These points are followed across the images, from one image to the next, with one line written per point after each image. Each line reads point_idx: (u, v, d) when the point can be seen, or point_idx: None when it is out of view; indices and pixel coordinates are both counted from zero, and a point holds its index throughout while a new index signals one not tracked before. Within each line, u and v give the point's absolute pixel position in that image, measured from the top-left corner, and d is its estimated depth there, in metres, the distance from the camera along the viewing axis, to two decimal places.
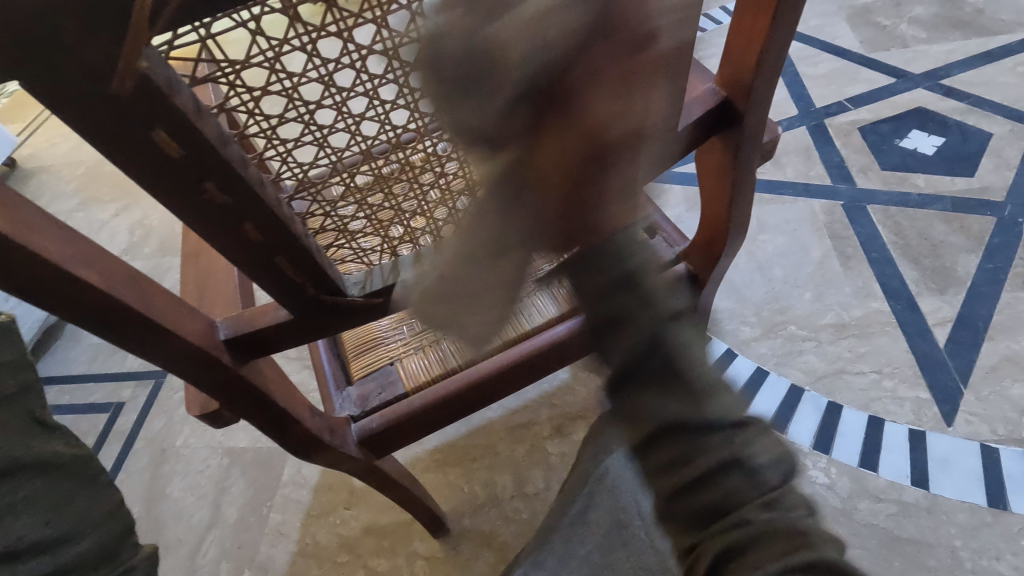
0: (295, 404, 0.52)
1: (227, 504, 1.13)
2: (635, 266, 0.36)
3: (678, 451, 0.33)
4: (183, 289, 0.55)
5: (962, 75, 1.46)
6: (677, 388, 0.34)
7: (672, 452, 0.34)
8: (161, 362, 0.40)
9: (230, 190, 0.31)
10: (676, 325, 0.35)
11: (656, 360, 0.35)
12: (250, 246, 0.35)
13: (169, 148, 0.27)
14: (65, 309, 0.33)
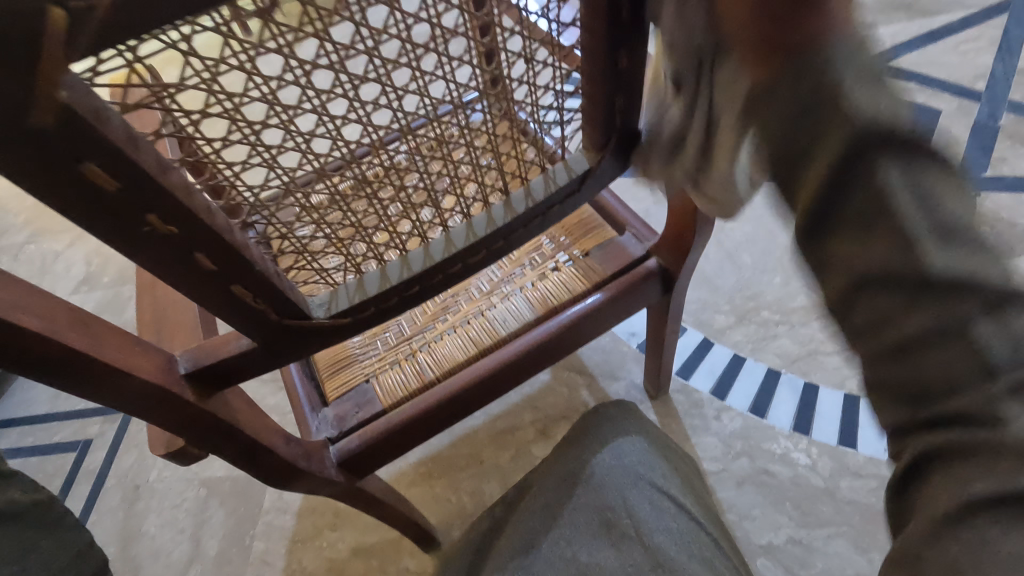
0: (268, 433, 0.51)
1: (208, 537, 1.09)
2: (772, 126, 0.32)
3: (880, 312, 0.26)
4: (139, 323, 0.52)
5: (909, 55, 1.50)
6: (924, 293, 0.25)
7: (873, 310, 0.26)
8: (118, 407, 0.38)
9: (175, 222, 0.29)
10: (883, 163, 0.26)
11: (870, 206, 0.26)
12: (201, 276, 0.33)
13: (102, 181, 0.25)
14: (8, 361, 0.31)
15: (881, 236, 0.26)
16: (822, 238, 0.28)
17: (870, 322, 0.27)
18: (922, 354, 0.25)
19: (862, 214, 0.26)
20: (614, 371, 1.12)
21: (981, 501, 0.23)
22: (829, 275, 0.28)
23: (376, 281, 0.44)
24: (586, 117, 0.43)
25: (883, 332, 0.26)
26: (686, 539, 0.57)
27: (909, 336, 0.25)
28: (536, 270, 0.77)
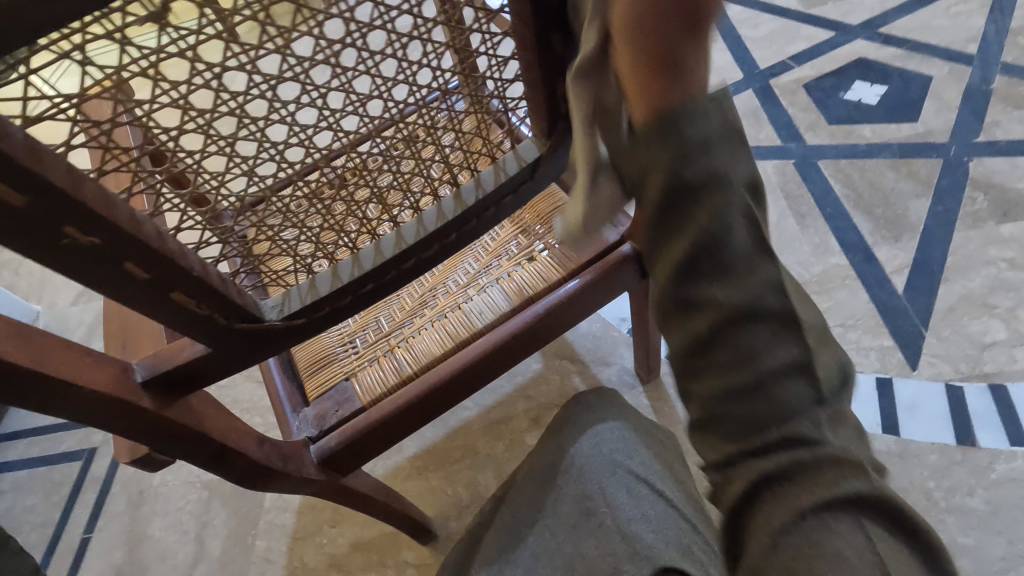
0: (237, 435, 0.51)
1: (211, 537, 1.11)
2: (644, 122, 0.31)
3: (744, 349, 0.29)
4: (107, 334, 0.53)
5: (899, 22, 1.47)
6: (767, 321, 0.29)
7: (730, 344, 0.29)
8: (71, 418, 0.38)
9: (94, 233, 0.29)
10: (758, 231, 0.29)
11: (741, 244, 0.29)
12: (134, 285, 0.33)
13: (8, 195, 0.25)
14: None
15: (753, 283, 0.29)
16: (692, 286, 0.30)
17: (724, 364, 0.30)
18: (772, 388, 0.29)
19: (724, 268, 0.29)
20: (605, 357, 1.12)
21: (806, 509, 0.28)
22: (689, 314, 0.30)
23: (328, 280, 0.44)
24: (530, 103, 0.43)
25: (741, 369, 0.29)
26: (664, 525, 0.57)
27: (763, 373, 0.29)
28: (513, 260, 0.76)
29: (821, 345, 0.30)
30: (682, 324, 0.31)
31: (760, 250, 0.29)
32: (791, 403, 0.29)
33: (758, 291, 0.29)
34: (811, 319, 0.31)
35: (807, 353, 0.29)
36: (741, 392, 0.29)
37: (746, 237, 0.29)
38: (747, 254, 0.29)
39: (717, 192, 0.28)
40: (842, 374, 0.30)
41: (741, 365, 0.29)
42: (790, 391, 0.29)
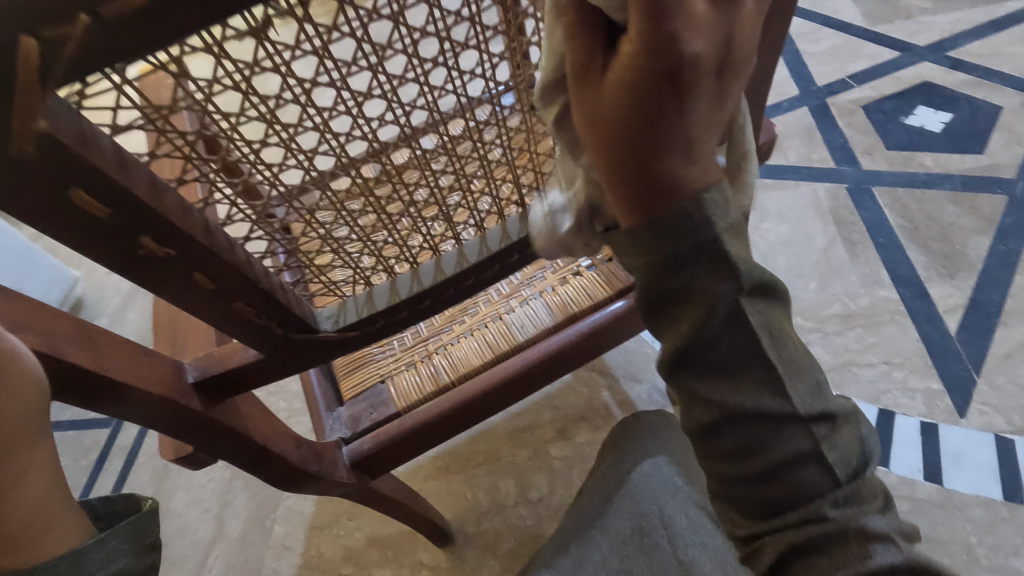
0: (278, 437, 0.50)
1: (231, 518, 1.12)
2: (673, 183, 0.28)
3: (786, 498, 0.31)
4: (155, 322, 0.53)
5: (970, 46, 1.40)
6: (804, 474, 0.31)
7: (777, 498, 0.32)
8: (125, 417, 0.38)
9: (168, 244, 0.28)
10: (779, 362, 0.31)
11: (764, 400, 0.31)
12: (199, 296, 0.32)
13: (91, 207, 0.24)
14: None
15: (783, 443, 0.31)
16: (723, 440, 0.32)
17: (794, 530, 0.31)
18: (835, 542, 0.31)
19: (754, 432, 0.31)
20: (636, 373, 1.09)
21: None
22: (734, 465, 0.32)
23: (386, 294, 0.42)
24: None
25: (802, 538, 0.31)
26: (723, 557, 0.56)
27: (815, 521, 0.31)
28: (558, 273, 0.74)
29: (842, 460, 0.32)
30: (731, 480, 0.33)
31: (802, 433, 0.31)
32: (852, 551, 0.31)
33: (805, 468, 0.31)
34: (845, 464, 0.32)
35: (827, 467, 0.31)
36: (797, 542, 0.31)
37: (770, 417, 0.31)
38: (782, 432, 0.31)
39: (744, 367, 0.30)
40: (856, 474, 0.32)
41: (796, 513, 0.31)
42: (844, 523, 0.31)
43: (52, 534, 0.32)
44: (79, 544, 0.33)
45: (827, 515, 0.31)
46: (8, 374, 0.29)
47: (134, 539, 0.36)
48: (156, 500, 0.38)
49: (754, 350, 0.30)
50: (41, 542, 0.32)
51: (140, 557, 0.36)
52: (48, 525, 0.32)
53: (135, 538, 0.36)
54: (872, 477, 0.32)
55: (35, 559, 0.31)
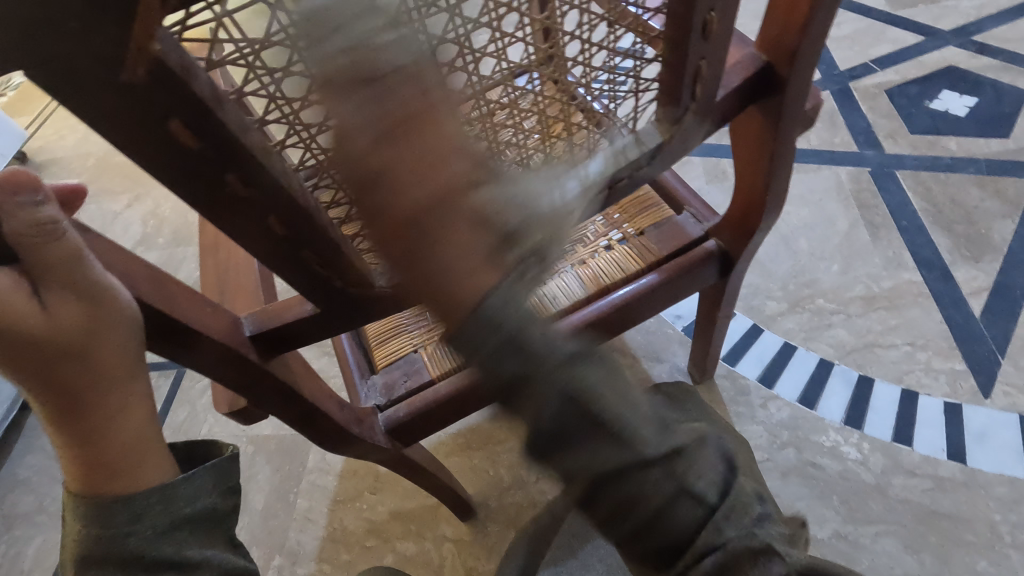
0: (324, 396, 0.51)
1: (254, 492, 1.13)
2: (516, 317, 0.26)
3: (621, 505, 0.29)
4: (203, 283, 0.54)
5: (996, 30, 1.39)
6: (627, 468, 0.29)
7: (614, 506, 0.29)
8: (192, 364, 0.39)
9: (250, 185, 0.29)
10: (575, 366, 0.27)
11: (565, 415, 0.27)
12: (271, 239, 0.33)
13: (187, 139, 0.25)
14: None
15: (606, 451, 0.28)
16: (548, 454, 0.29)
17: (612, 511, 0.30)
18: (669, 515, 0.30)
19: (566, 441, 0.28)
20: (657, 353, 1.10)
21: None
22: (570, 482, 0.30)
23: None
24: (664, 86, 0.41)
25: (624, 518, 0.30)
26: None
27: (653, 510, 0.30)
28: (589, 246, 0.74)
29: (652, 438, 0.29)
30: (565, 487, 0.30)
31: (596, 430, 0.28)
32: (676, 525, 0.30)
33: (610, 455, 0.28)
34: (662, 446, 0.29)
35: (641, 455, 0.28)
36: (618, 521, 0.30)
37: (569, 413, 0.27)
38: (578, 430, 0.27)
39: (531, 381, 0.26)
40: (668, 452, 0.29)
41: (638, 515, 0.30)
42: (660, 499, 0.29)
43: (148, 466, 0.35)
44: (170, 479, 0.36)
45: (644, 492, 0.29)
46: (113, 318, 0.30)
47: (219, 480, 0.38)
48: (236, 448, 0.39)
49: (515, 346, 0.26)
50: (136, 474, 0.35)
51: (224, 497, 0.38)
52: (144, 459, 0.35)
53: (219, 479, 0.38)
54: (685, 448, 0.30)
55: (136, 487, 0.34)
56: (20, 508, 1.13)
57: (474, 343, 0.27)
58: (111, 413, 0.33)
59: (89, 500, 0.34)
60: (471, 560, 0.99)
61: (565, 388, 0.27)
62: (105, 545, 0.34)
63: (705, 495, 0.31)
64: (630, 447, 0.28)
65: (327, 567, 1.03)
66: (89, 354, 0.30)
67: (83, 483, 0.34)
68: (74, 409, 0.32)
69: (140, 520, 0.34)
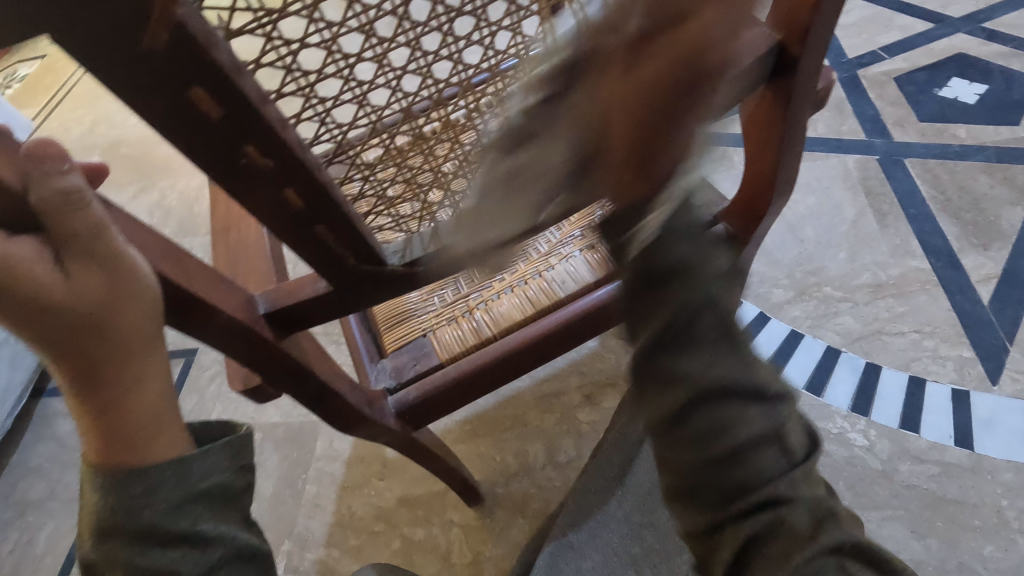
0: (335, 377, 0.51)
1: (263, 478, 1.14)
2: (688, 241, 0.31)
3: (709, 426, 0.30)
4: (214, 265, 0.54)
5: (1006, 17, 1.38)
6: (732, 392, 0.31)
7: (704, 427, 0.31)
8: (207, 340, 0.39)
9: (268, 158, 0.29)
10: (726, 285, 0.31)
11: (709, 314, 0.31)
12: (288, 214, 0.33)
13: (207, 108, 0.25)
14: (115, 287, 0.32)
15: (725, 364, 0.31)
16: (660, 358, 0.31)
17: (704, 424, 0.31)
18: (750, 456, 0.31)
19: (690, 338, 0.31)
20: None
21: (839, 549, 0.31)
22: (667, 388, 0.31)
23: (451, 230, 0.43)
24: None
25: (709, 445, 0.31)
26: None
27: (736, 446, 0.30)
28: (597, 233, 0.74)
29: (768, 376, 0.32)
30: (659, 400, 0.31)
31: (726, 337, 0.31)
32: (759, 467, 0.31)
33: (735, 372, 0.31)
34: (776, 385, 0.32)
35: (757, 379, 0.31)
36: (697, 443, 0.31)
37: (702, 318, 0.31)
38: (714, 335, 0.31)
39: (689, 275, 0.30)
40: (779, 391, 0.32)
41: (724, 444, 0.30)
42: (758, 430, 0.31)
43: (165, 439, 0.36)
44: (185, 453, 0.36)
45: (741, 406, 0.31)
46: (135, 290, 0.31)
47: (231, 458, 0.39)
48: (249, 428, 0.40)
49: (672, 264, 0.31)
50: (154, 448, 0.35)
51: (237, 475, 0.39)
52: (158, 433, 0.35)
53: (232, 457, 0.39)
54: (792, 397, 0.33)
55: (150, 460, 0.35)
56: (33, 494, 1.14)
57: (646, 242, 0.31)
58: (130, 386, 0.34)
59: (107, 472, 0.34)
60: (478, 545, 1.00)
61: (695, 299, 0.31)
62: (122, 516, 0.35)
63: (792, 450, 0.32)
64: (749, 371, 0.31)
65: (336, 552, 1.04)
66: (112, 326, 0.31)
67: (100, 454, 0.35)
68: (94, 381, 0.33)
69: (156, 493, 0.35)
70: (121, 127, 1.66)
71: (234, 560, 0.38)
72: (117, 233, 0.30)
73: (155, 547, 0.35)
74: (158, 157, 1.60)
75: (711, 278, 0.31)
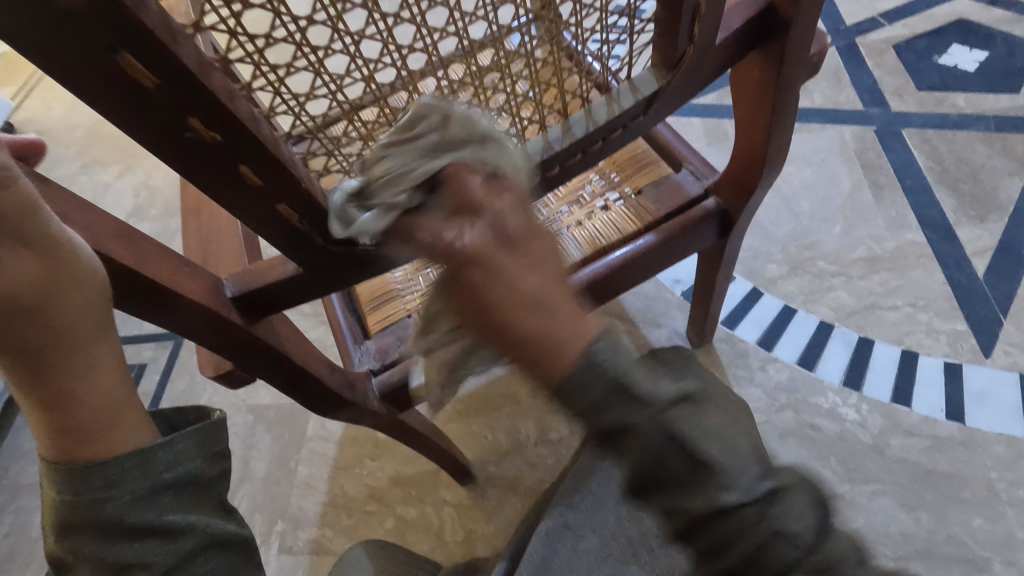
0: (313, 360, 0.50)
1: (255, 460, 1.13)
2: (619, 368, 0.29)
3: (725, 540, 0.30)
4: (185, 247, 0.52)
5: None
6: (728, 515, 0.30)
7: (726, 561, 0.30)
8: (170, 326, 0.38)
9: (217, 133, 0.27)
10: (676, 409, 0.30)
11: (674, 454, 0.30)
12: (245, 191, 0.31)
13: (140, 76, 0.23)
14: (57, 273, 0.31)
15: (699, 489, 0.30)
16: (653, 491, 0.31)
17: (709, 544, 0.31)
18: (772, 568, 0.30)
19: (663, 479, 0.30)
20: (656, 318, 1.09)
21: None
22: (673, 521, 0.31)
23: None
24: (659, 26, 0.39)
25: (740, 573, 0.30)
26: None
27: (764, 565, 0.30)
28: (584, 210, 0.72)
29: (748, 476, 0.31)
30: (672, 531, 0.32)
31: (697, 464, 0.30)
32: (780, 570, 0.30)
33: (695, 487, 0.30)
34: (773, 485, 0.31)
35: (734, 490, 0.30)
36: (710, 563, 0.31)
37: (671, 453, 0.30)
38: (684, 465, 0.30)
39: (634, 424, 0.29)
40: (767, 488, 0.30)
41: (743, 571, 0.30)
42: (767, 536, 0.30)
43: (124, 428, 0.34)
44: (149, 442, 0.35)
45: (730, 511, 0.30)
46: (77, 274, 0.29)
47: (202, 446, 0.37)
48: (222, 413, 0.38)
49: (621, 390, 0.29)
50: (112, 438, 0.34)
51: (208, 463, 0.38)
52: (118, 424, 0.34)
53: (203, 445, 0.37)
54: (785, 482, 0.31)
55: (109, 453, 0.34)
56: (25, 479, 1.13)
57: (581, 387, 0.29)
58: (81, 373, 0.32)
59: (63, 465, 0.33)
60: (471, 523, 1.00)
61: (654, 432, 0.30)
62: (84, 510, 0.33)
63: (794, 536, 0.30)
64: (728, 484, 0.30)
65: (329, 532, 1.04)
66: (55, 308, 0.30)
67: (53, 446, 0.33)
68: (41, 368, 0.31)
69: (119, 485, 0.34)
70: None
71: (210, 547, 0.37)
72: (52, 214, 0.28)
73: (123, 540, 0.34)
74: (142, 137, 1.56)
75: (657, 427, 0.30)
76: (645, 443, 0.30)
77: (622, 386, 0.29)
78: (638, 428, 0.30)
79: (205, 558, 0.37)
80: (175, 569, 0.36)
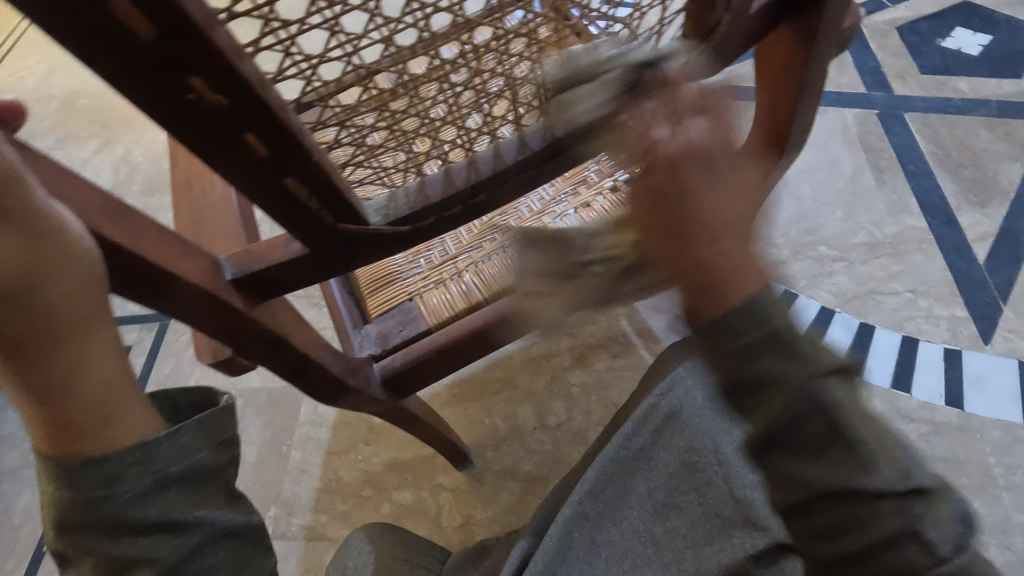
0: (315, 347, 0.48)
1: (246, 445, 1.11)
2: (778, 327, 0.32)
3: (835, 523, 0.32)
4: (176, 225, 0.49)
5: None
6: (835, 458, 0.32)
7: (830, 521, 0.33)
8: (168, 311, 0.35)
9: (223, 95, 0.24)
10: (830, 380, 0.32)
11: (813, 424, 0.32)
12: (250, 163, 0.28)
13: (134, 25, 0.20)
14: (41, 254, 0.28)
15: (837, 460, 0.32)
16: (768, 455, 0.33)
17: (822, 526, 0.33)
18: (881, 557, 0.32)
19: (804, 444, 0.32)
20: None
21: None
22: (789, 489, 0.33)
23: (440, 183, 0.38)
24: None
25: (843, 536, 0.32)
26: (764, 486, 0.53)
27: (867, 544, 0.32)
28: (592, 190, 0.70)
29: (893, 465, 0.32)
30: (775, 493, 0.34)
31: (836, 436, 0.32)
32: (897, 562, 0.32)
33: (852, 474, 0.32)
34: (919, 477, 0.33)
35: (878, 479, 0.32)
36: (831, 539, 0.33)
37: (811, 420, 0.32)
38: (823, 437, 0.32)
39: (782, 384, 0.32)
40: (909, 484, 0.32)
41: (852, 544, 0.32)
42: (882, 527, 0.32)
43: (124, 422, 0.32)
44: (152, 435, 0.33)
45: (874, 495, 0.32)
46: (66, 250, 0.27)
47: (208, 435, 0.34)
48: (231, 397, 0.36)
49: (787, 348, 0.32)
50: (111, 433, 0.31)
51: (215, 452, 0.35)
52: (114, 417, 0.31)
53: (208, 433, 0.34)
54: (932, 483, 0.33)
55: (106, 449, 0.31)
56: (5, 464, 1.10)
57: (750, 327, 0.32)
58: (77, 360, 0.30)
59: (57, 462, 0.30)
60: (468, 508, 0.99)
61: (802, 399, 0.32)
62: (84, 509, 0.31)
63: (934, 543, 0.31)
64: (869, 467, 0.32)
65: (323, 518, 1.03)
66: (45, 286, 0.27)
67: (50, 442, 0.31)
68: (32, 357, 0.28)
69: (120, 482, 0.31)
70: (79, 77, 1.54)
71: (220, 537, 0.35)
72: (37, 186, 0.26)
73: (126, 536, 0.32)
74: (121, 110, 1.49)
75: (793, 403, 0.32)
76: (774, 407, 0.32)
77: (755, 350, 0.32)
78: (792, 388, 0.32)
79: (216, 550, 0.35)
80: (184, 562, 0.34)
